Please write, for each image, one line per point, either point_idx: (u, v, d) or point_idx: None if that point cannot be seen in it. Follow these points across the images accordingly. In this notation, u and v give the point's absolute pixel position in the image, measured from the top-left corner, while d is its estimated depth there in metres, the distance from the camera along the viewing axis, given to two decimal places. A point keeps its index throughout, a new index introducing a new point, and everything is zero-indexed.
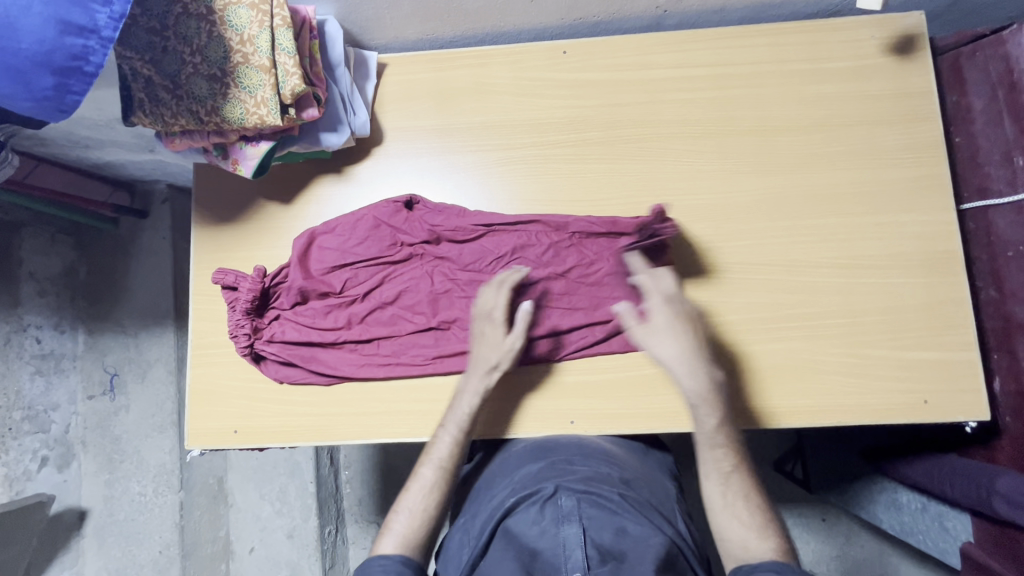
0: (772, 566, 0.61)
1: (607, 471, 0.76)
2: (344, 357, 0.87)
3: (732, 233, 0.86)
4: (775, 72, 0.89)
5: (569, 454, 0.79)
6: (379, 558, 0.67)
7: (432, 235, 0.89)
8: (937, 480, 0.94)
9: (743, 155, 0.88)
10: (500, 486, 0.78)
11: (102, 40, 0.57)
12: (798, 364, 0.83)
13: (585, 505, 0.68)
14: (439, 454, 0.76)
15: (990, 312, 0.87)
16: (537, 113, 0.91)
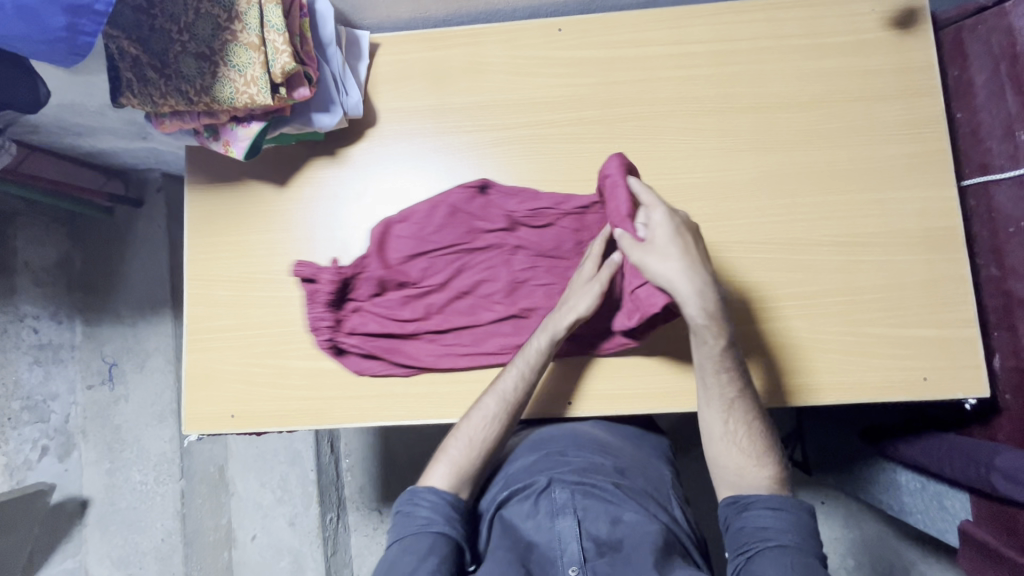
0: (771, 504, 0.68)
1: (600, 461, 0.75)
2: (425, 347, 0.87)
3: (730, 211, 0.85)
4: (773, 47, 0.87)
5: (562, 444, 0.79)
6: (430, 490, 0.71)
7: (510, 221, 0.88)
8: (935, 459, 0.94)
9: (741, 132, 0.86)
10: (495, 481, 0.78)
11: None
12: (797, 343, 0.83)
13: (579, 497, 0.68)
14: (490, 409, 0.77)
15: (990, 290, 0.87)
16: (533, 92, 0.89)
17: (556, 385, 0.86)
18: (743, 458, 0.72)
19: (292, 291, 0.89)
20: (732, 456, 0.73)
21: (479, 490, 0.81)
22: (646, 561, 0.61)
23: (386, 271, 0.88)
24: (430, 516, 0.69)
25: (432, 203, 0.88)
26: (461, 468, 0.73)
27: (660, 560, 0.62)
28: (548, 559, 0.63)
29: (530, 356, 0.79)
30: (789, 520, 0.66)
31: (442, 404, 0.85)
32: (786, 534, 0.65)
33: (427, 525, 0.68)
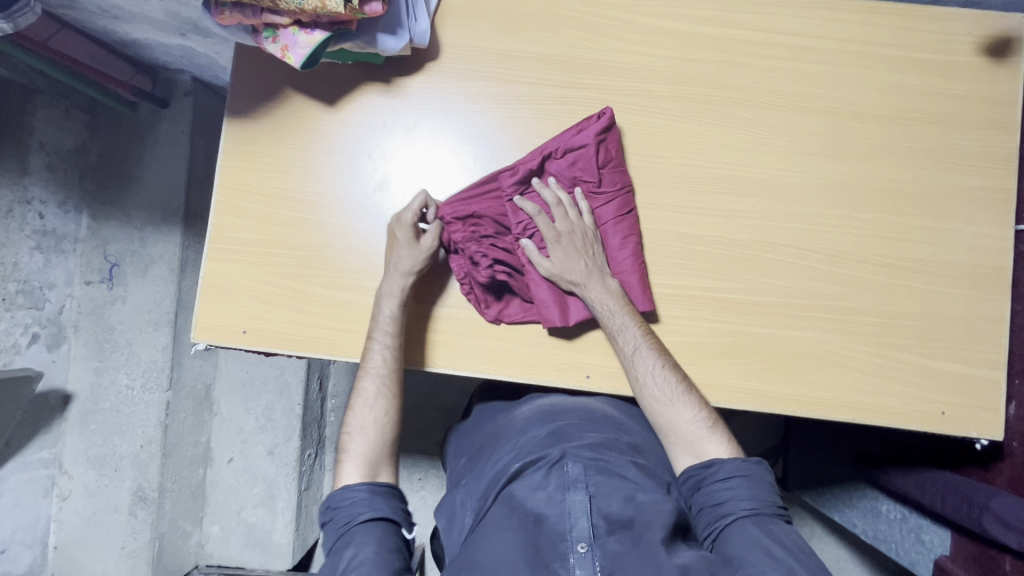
0: (742, 469, 0.70)
1: (615, 437, 0.76)
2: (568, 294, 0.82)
3: (782, 213, 0.83)
4: (860, 53, 0.84)
5: (575, 420, 0.79)
6: (347, 491, 0.73)
7: (608, 152, 0.81)
8: (924, 489, 0.95)
9: (810, 135, 0.84)
10: (504, 450, 0.78)
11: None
12: (824, 356, 0.82)
13: (592, 472, 0.69)
14: (375, 366, 0.80)
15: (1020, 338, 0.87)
16: (605, 54, 0.85)
17: (578, 356, 0.84)
18: (677, 413, 0.76)
19: (324, 216, 0.86)
20: (668, 413, 0.76)
21: (486, 455, 0.80)
22: (656, 542, 0.62)
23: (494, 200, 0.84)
24: (356, 511, 0.71)
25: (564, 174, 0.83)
26: (366, 459, 0.77)
27: (670, 542, 0.63)
28: (556, 534, 0.64)
29: (389, 303, 0.80)
30: (745, 490, 0.69)
31: (458, 354, 0.84)
32: (742, 502, 0.68)
33: (353, 521, 0.70)
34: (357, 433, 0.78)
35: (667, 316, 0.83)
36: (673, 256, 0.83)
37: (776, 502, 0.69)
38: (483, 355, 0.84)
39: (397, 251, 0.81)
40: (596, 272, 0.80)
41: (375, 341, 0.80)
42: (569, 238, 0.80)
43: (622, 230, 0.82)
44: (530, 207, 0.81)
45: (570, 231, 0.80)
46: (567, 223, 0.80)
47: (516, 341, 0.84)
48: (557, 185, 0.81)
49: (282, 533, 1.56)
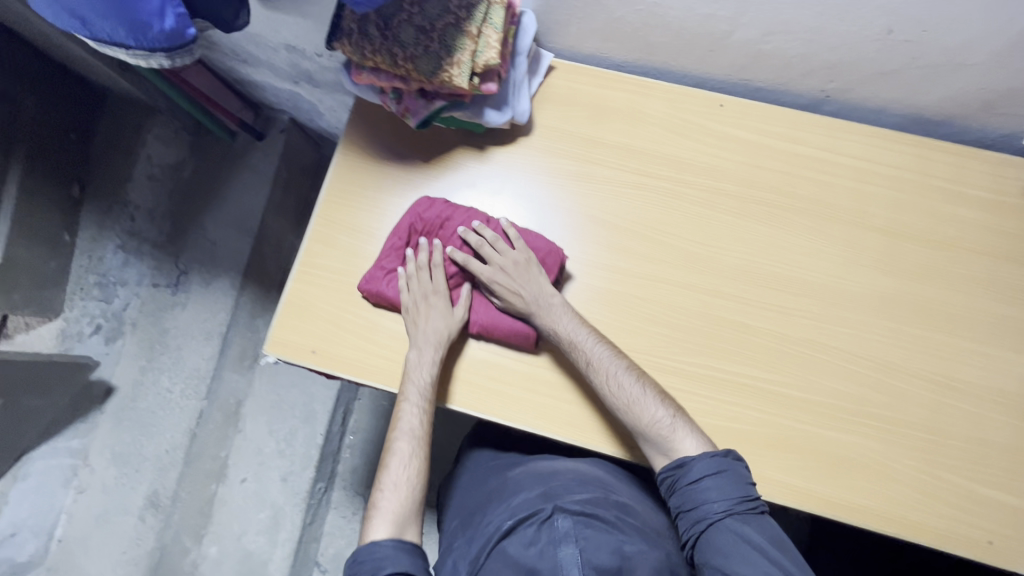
0: (715, 463, 0.77)
1: (600, 495, 0.78)
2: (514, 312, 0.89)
3: (835, 317, 0.87)
4: (916, 181, 0.91)
5: (567, 480, 0.81)
6: (371, 545, 0.75)
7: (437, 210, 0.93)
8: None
9: (866, 249, 0.89)
10: (496, 510, 0.79)
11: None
12: (869, 464, 0.82)
13: (582, 526, 0.70)
14: (411, 427, 0.84)
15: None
16: (679, 151, 0.95)
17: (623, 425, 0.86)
18: (642, 412, 0.80)
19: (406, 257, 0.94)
20: (630, 417, 0.81)
21: (481, 516, 0.82)
22: None
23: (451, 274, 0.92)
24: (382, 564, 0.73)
25: (492, 219, 0.92)
26: (395, 513, 0.78)
27: None
28: None
29: (420, 374, 0.85)
30: (717, 488, 0.75)
31: (508, 405, 0.88)
32: (715, 504, 0.74)
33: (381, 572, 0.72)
34: (390, 488, 0.80)
35: (713, 400, 0.85)
36: (724, 341, 0.87)
37: (748, 498, 0.74)
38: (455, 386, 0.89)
39: (427, 321, 0.87)
40: (540, 278, 0.88)
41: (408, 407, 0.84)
42: (507, 271, 0.88)
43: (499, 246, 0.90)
44: (462, 253, 0.91)
45: (510, 258, 0.89)
46: (503, 255, 0.89)
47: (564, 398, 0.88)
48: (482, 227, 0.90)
49: (278, 566, 1.51)
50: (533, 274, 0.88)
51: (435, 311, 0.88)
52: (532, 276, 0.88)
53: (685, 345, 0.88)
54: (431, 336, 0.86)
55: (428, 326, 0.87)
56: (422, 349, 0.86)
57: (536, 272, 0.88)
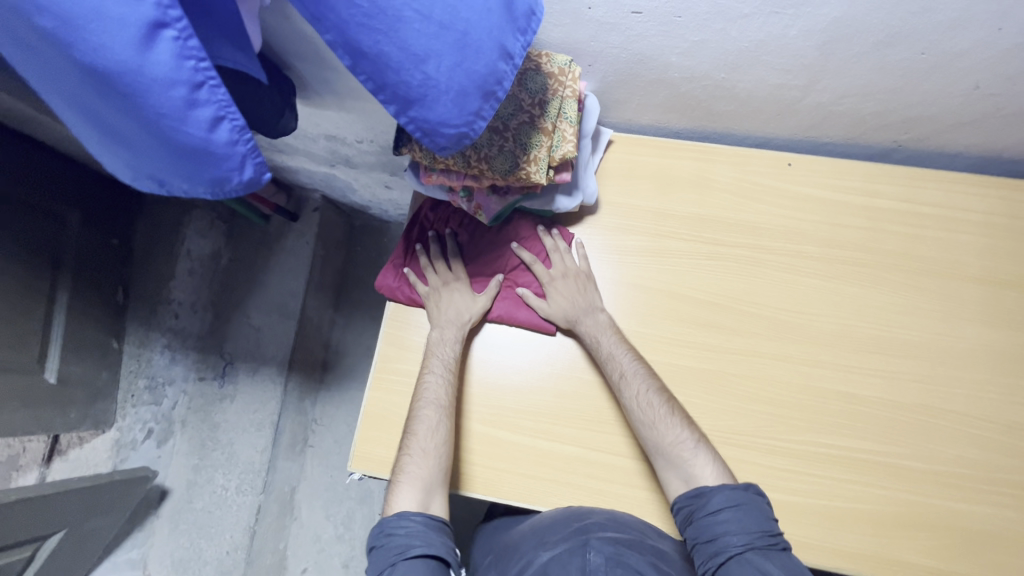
0: (734, 496, 0.70)
1: (637, 538, 0.73)
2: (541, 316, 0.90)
3: (946, 378, 0.83)
4: (1006, 226, 0.88)
5: (601, 518, 0.76)
6: (403, 520, 0.71)
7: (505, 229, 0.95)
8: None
9: (966, 302, 0.86)
10: (529, 547, 0.76)
11: (515, 68, 0.51)
12: (1009, 536, 0.77)
13: (614, 568, 0.65)
14: (434, 397, 0.82)
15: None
16: (752, 216, 0.92)
17: None
18: (663, 434, 0.78)
19: (485, 352, 0.90)
20: (655, 436, 0.78)
21: (512, 554, 0.79)
22: None
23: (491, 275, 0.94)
24: (409, 541, 0.69)
25: (567, 229, 0.93)
26: (423, 477, 0.76)
27: None
28: None
29: (443, 347, 0.87)
30: (740, 518, 0.68)
31: (614, 504, 0.83)
32: (734, 537, 0.67)
33: (408, 551, 0.67)
34: (416, 454, 0.78)
35: (832, 480, 0.80)
36: (832, 415, 0.83)
37: (772, 533, 0.67)
38: (478, 398, 0.88)
39: (450, 303, 0.89)
40: (594, 292, 0.89)
41: (430, 372, 0.85)
42: (564, 281, 0.89)
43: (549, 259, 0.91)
44: (529, 254, 0.91)
45: (571, 271, 0.90)
46: (563, 266, 0.90)
47: None
48: (558, 234, 0.91)
49: None
50: (586, 291, 0.88)
51: (462, 296, 0.89)
52: (585, 291, 0.88)
53: (792, 422, 0.83)
54: (450, 315, 0.88)
55: (454, 303, 0.89)
56: (446, 327, 0.88)
57: (591, 290, 0.89)
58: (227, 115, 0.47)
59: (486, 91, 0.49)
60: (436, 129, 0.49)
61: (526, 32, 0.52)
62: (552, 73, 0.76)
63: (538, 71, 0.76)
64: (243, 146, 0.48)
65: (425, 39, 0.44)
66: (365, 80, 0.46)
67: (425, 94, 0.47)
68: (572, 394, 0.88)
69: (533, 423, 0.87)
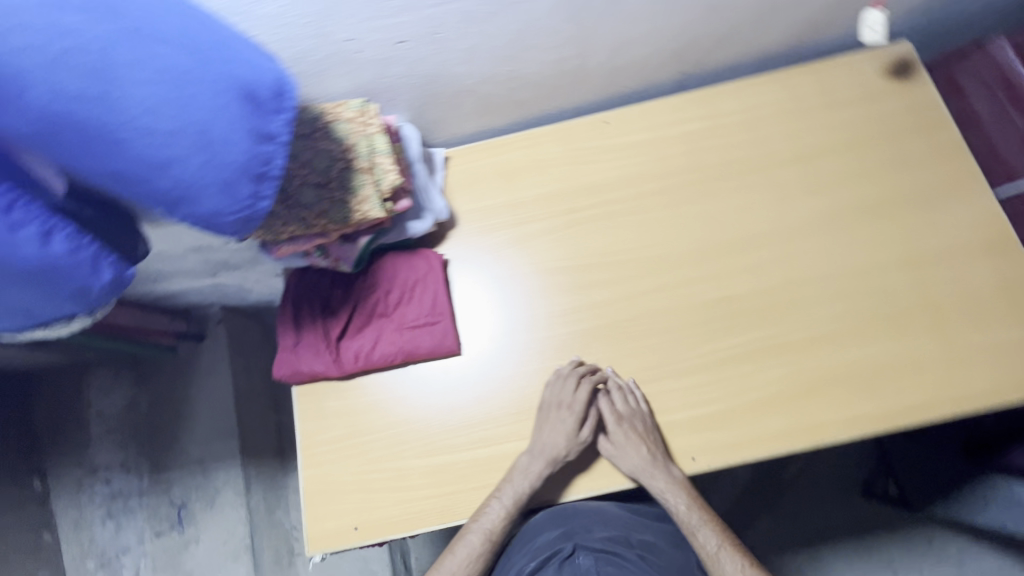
0: None
1: (621, 534, 0.86)
2: (437, 342, 0.90)
3: (798, 251, 0.92)
4: (797, 108, 0.99)
5: (585, 518, 0.88)
6: None
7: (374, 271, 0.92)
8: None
9: (789, 182, 0.96)
10: (521, 555, 0.87)
11: (280, 146, 0.57)
12: (896, 362, 0.85)
13: (602, 563, 0.78)
14: (485, 526, 0.84)
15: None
16: (591, 177, 0.99)
17: (676, 442, 0.86)
18: None
19: (400, 391, 0.91)
20: None
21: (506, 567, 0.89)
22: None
23: (376, 319, 0.91)
24: None
25: (431, 253, 0.93)
26: None
27: None
28: None
29: (519, 475, 0.84)
30: None
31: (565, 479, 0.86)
32: None
33: None
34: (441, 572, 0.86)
35: (739, 377, 0.87)
36: (720, 321, 0.90)
37: None
38: (414, 440, 0.89)
39: (552, 429, 0.85)
40: (664, 454, 0.85)
41: (494, 500, 0.84)
42: (629, 424, 0.84)
43: (429, 287, 0.91)
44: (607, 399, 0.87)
45: (633, 417, 0.85)
46: (629, 407, 0.85)
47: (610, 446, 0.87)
48: (426, 259, 0.92)
49: None
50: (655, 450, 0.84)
51: (557, 426, 0.85)
52: (649, 449, 0.83)
53: (688, 341, 0.89)
54: (546, 449, 0.84)
55: (547, 430, 0.85)
56: (535, 457, 0.84)
57: (656, 437, 0.85)
58: (54, 228, 0.53)
59: (256, 175, 0.55)
60: (213, 221, 0.55)
61: (282, 110, 0.57)
62: (352, 117, 0.80)
63: (339, 120, 0.80)
64: (86, 249, 0.55)
65: (158, 150, 0.49)
66: (126, 194, 0.51)
67: (189, 196, 0.52)
68: (497, 400, 0.90)
69: (466, 437, 0.89)
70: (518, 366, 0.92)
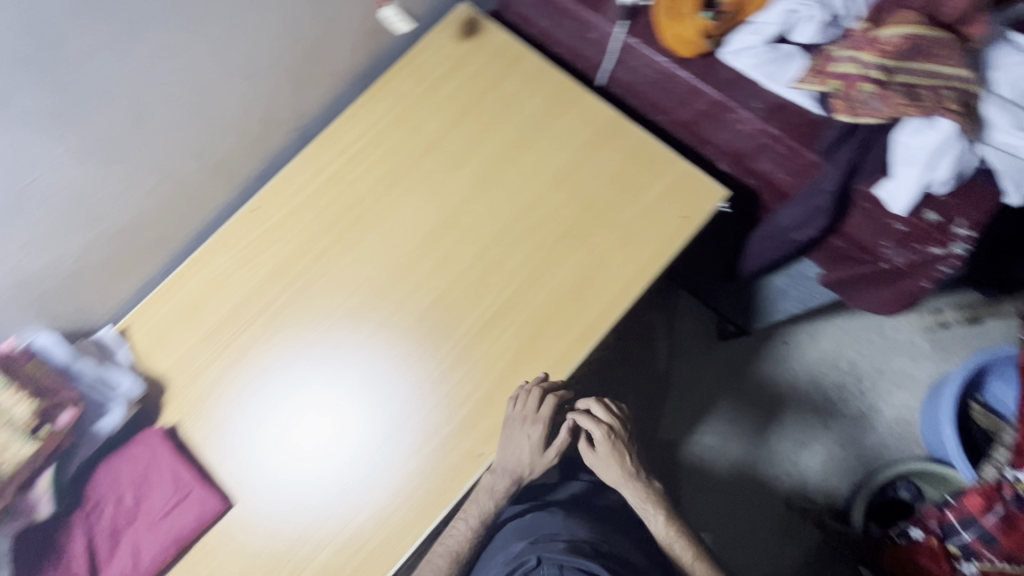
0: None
1: (582, 538, 0.88)
2: (194, 515, 0.86)
3: (469, 224, 0.97)
4: (407, 105, 1.05)
5: (551, 524, 0.91)
6: None
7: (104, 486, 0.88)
8: (794, 236, 0.96)
9: (433, 170, 1.01)
10: (487, 569, 0.90)
11: None
12: (588, 267, 0.93)
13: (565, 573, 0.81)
14: (454, 548, 0.91)
15: (700, 79, 0.93)
16: (268, 265, 0.98)
17: (462, 449, 0.88)
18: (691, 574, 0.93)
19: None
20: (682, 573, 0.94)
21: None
22: None
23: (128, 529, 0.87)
24: None
25: (150, 430, 0.90)
26: None
27: None
28: None
29: (486, 497, 0.90)
30: None
31: (388, 549, 0.84)
32: None
33: None
34: None
35: (480, 359, 0.91)
36: (442, 321, 0.93)
37: None
38: None
39: (512, 447, 0.86)
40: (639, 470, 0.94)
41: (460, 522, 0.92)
42: (612, 455, 0.91)
43: (162, 469, 0.88)
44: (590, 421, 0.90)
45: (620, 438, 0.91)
46: (609, 424, 0.91)
47: (412, 492, 0.87)
48: (144, 445, 0.89)
49: None
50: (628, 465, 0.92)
51: (525, 442, 0.85)
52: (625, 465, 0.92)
53: (426, 356, 0.92)
54: (507, 471, 0.87)
55: (512, 449, 0.86)
56: (501, 475, 0.87)
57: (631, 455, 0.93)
58: None
59: None
60: None
61: None
62: None
63: None
64: None
65: None
66: None
67: None
68: (297, 521, 0.86)
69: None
70: (411, 426, 0.90)
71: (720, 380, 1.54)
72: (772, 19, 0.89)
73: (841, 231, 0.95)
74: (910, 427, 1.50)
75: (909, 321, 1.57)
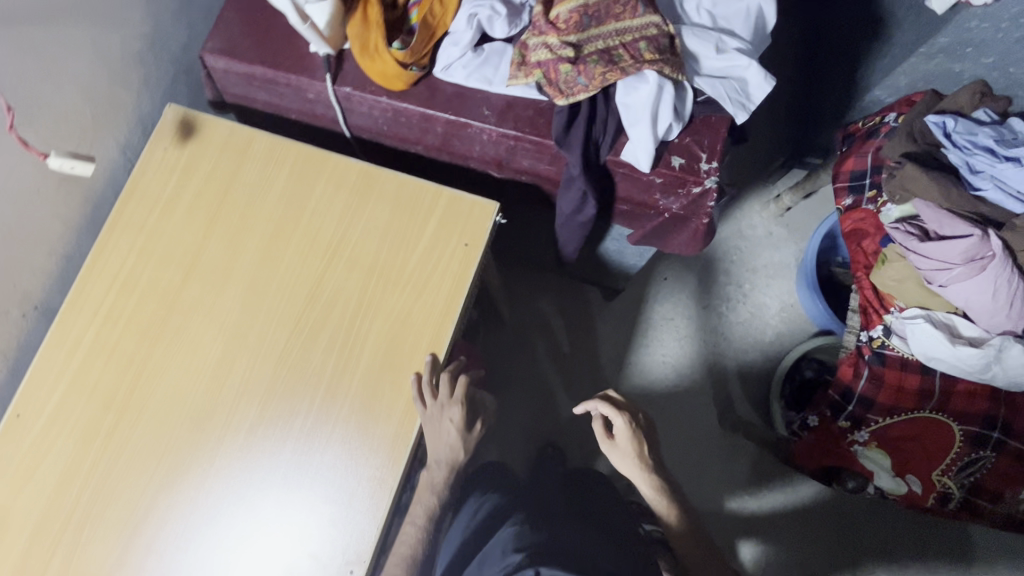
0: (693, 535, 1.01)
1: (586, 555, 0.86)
2: None
3: (257, 337, 0.90)
4: (147, 235, 0.94)
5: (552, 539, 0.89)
6: None
7: None
8: (579, 218, 0.94)
9: (201, 294, 0.92)
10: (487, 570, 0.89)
11: None
12: (393, 331, 0.89)
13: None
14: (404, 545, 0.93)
15: (424, 107, 0.89)
16: (53, 470, 0.86)
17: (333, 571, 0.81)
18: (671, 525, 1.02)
19: None
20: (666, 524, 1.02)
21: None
22: None
23: None
24: None
25: None
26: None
27: None
28: None
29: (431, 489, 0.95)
30: None
31: None
32: None
33: None
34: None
35: (318, 471, 0.85)
36: (266, 446, 0.86)
37: None
38: None
39: (438, 432, 0.87)
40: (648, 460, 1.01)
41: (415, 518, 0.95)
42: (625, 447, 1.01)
43: None
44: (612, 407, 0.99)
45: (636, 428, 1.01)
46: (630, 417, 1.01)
47: None
48: None
49: None
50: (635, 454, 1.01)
51: (451, 427, 0.88)
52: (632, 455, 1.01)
53: (261, 492, 0.84)
54: (446, 456, 0.92)
55: (443, 434, 0.88)
56: (452, 451, 0.92)
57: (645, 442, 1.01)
58: None
59: None
60: None
61: None
62: None
63: None
64: None
65: None
66: None
67: None
68: None
69: None
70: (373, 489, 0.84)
71: (623, 337, 1.60)
72: (462, 27, 0.87)
73: (619, 196, 0.95)
74: (795, 308, 1.62)
75: (767, 210, 1.69)
